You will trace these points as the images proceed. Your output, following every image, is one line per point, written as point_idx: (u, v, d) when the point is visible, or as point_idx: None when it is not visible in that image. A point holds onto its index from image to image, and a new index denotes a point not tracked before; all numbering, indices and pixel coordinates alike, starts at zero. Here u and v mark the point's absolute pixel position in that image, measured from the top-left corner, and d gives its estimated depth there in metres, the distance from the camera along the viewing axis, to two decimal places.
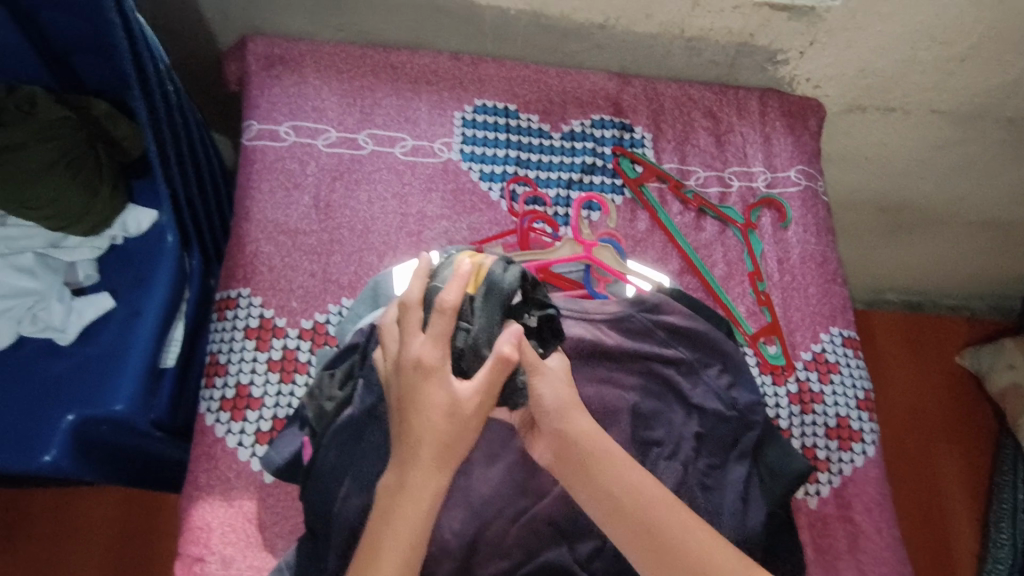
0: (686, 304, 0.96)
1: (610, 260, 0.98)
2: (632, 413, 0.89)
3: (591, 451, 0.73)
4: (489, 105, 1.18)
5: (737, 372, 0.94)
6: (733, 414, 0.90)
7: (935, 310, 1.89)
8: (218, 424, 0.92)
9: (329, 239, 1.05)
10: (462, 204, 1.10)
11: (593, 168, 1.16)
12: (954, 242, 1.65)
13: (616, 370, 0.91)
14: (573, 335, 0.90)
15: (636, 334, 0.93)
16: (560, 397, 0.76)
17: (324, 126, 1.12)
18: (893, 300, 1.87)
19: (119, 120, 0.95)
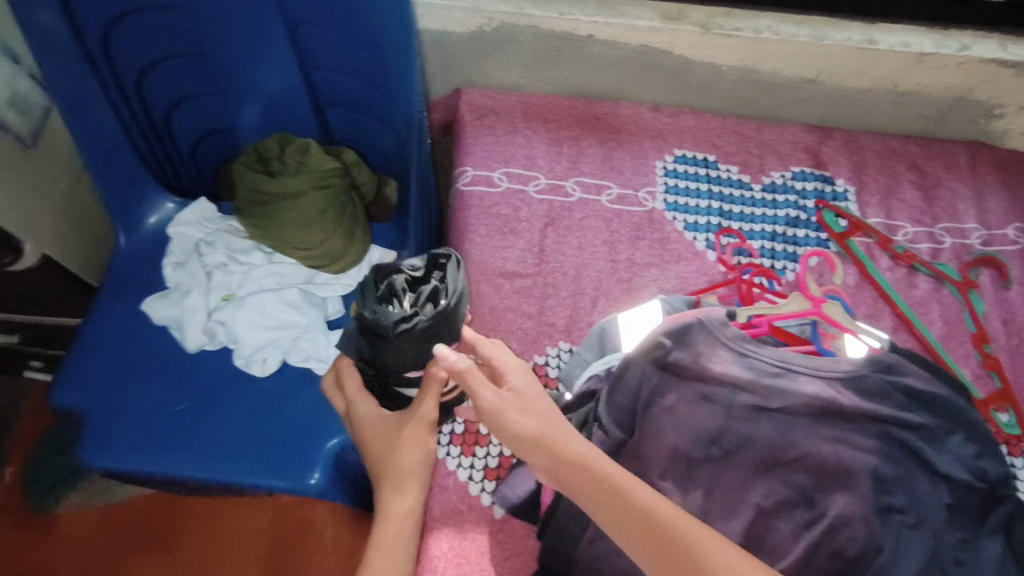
0: (923, 368, 0.91)
1: (840, 315, 0.95)
2: (872, 478, 0.82)
3: (586, 472, 0.70)
4: (689, 155, 1.20)
5: (983, 443, 0.87)
6: (985, 486, 0.84)
7: None
8: (450, 458, 0.97)
9: (543, 282, 1.08)
10: (669, 253, 1.12)
11: (797, 222, 1.14)
12: None
13: (852, 430, 0.85)
14: (808, 392, 0.86)
15: (872, 395, 0.87)
16: (546, 424, 0.74)
17: (534, 173, 1.17)
18: None
19: (363, 167, 1.02)
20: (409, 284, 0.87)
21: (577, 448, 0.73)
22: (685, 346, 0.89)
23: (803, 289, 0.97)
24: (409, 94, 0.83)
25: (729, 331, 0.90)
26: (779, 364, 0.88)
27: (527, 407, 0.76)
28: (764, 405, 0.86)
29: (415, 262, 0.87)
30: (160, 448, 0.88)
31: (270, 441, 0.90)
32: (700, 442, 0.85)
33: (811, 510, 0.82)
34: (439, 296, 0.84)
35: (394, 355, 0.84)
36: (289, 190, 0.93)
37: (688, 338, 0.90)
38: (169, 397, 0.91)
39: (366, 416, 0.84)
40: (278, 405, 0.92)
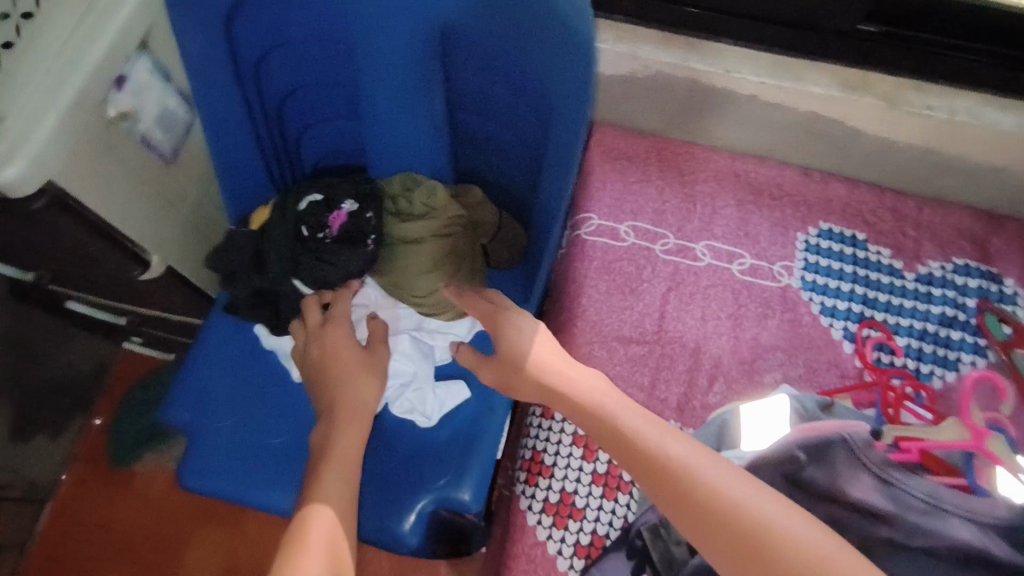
0: None
1: (1003, 453, 0.84)
2: None
3: (662, 463, 0.63)
4: (835, 231, 1.10)
5: None
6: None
7: None
8: (541, 527, 0.93)
9: (659, 352, 1.01)
10: (800, 337, 1.03)
11: (953, 322, 1.04)
12: None
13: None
14: (958, 536, 0.77)
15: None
16: (631, 419, 0.68)
17: (663, 230, 1.10)
18: None
19: (486, 208, 0.95)
20: (337, 216, 0.88)
21: (660, 438, 0.65)
22: (820, 458, 0.83)
23: (963, 414, 0.86)
24: (566, 158, 0.74)
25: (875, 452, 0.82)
26: (924, 492, 0.80)
27: (601, 402, 0.70)
28: (904, 542, 0.78)
29: (345, 204, 0.88)
30: (255, 480, 0.87)
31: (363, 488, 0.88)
32: None
33: None
34: (371, 232, 0.88)
35: (337, 272, 0.88)
36: (404, 235, 0.91)
37: (823, 456, 0.83)
38: (270, 427, 0.90)
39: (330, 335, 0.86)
40: (374, 454, 0.90)
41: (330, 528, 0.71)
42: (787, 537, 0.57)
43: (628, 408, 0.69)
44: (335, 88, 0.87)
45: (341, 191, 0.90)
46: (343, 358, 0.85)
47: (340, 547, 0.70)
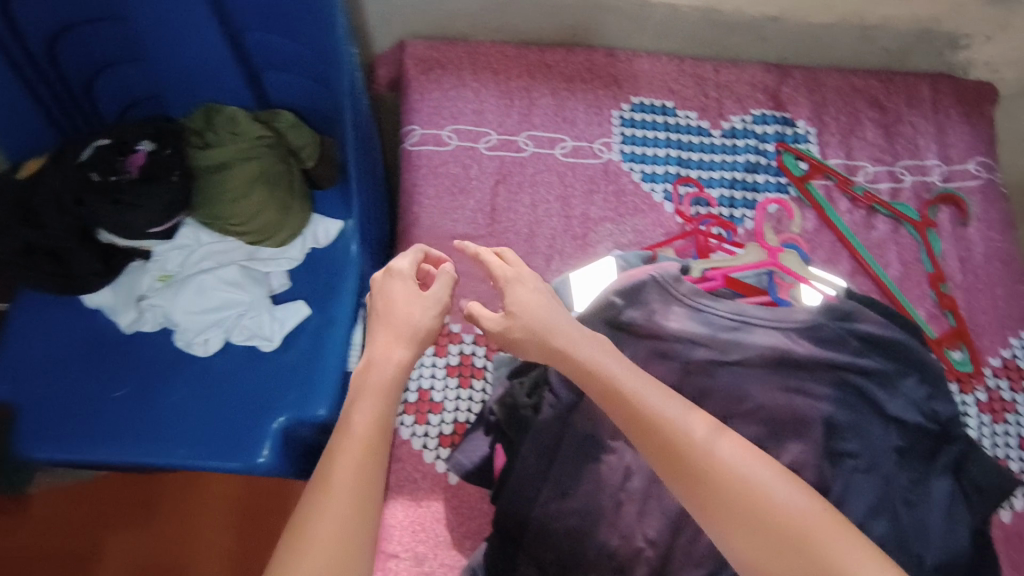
0: (877, 312, 0.93)
1: (795, 265, 0.97)
2: (826, 424, 0.85)
3: (651, 419, 0.66)
4: (646, 103, 1.16)
5: (937, 385, 0.90)
6: (935, 427, 0.87)
7: None
8: (403, 427, 0.96)
9: (495, 243, 1.06)
10: (625, 205, 1.10)
11: (757, 167, 1.12)
12: None
13: (808, 380, 0.88)
14: (764, 344, 0.88)
15: (830, 344, 0.89)
16: (624, 375, 0.69)
17: (485, 129, 1.13)
18: None
19: (302, 130, 0.95)
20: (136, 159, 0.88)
21: (657, 400, 0.67)
22: (640, 304, 0.90)
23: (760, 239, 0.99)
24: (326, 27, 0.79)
25: (686, 285, 0.91)
26: (738, 313, 0.90)
27: (598, 364, 0.71)
28: (722, 358, 0.88)
29: (140, 145, 0.89)
30: (103, 434, 0.85)
31: (218, 422, 0.88)
32: None
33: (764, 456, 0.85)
34: (173, 166, 0.88)
35: (142, 212, 0.85)
36: (209, 163, 0.90)
37: (637, 300, 0.90)
38: (112, 382, 0.89)
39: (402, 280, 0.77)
40: (223, 388, 0.90)
41: (376, 424, 0.63)
42: (778, 504, 0.61)
43: (625, 368, 0.71)
44: (114, 24, 0.86)
45: (133, 134, 0.89)
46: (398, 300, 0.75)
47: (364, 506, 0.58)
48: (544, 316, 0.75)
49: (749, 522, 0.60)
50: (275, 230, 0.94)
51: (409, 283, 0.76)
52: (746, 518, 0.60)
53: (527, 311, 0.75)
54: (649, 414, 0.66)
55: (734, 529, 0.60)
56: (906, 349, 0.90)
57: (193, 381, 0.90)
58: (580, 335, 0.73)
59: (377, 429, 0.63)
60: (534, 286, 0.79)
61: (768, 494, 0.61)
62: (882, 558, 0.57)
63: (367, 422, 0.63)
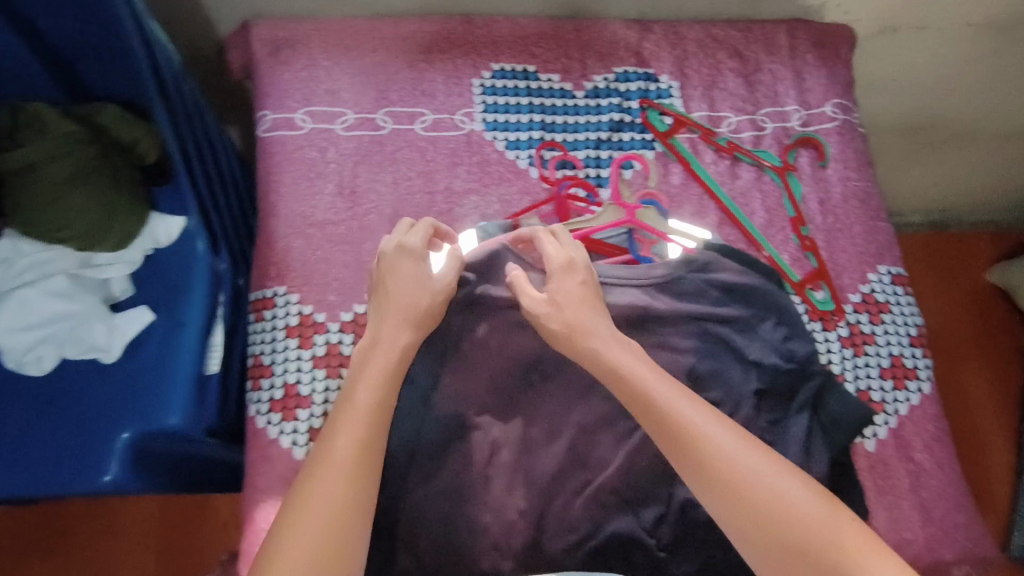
0: (738, 261, 0.93)
1: (654, 220, 0.95)
2: (688, 375, 0.88)
3: (683, 430, 0.72)
4: (507, 69, 1.13)
5: (794, 325, 0.91)
6: (792, 366, 0.89)
7: (958, 228, 1.85)
8: (270, 426, 0.94)
9: (358, 227, 1.03)
10: (490, 175, 1.07)
11: (622, 125, 1.11)
12: (981, 157, 1.64)
13: (668, 333, 0.89)
14: (623, 304, 0.89)
15: (688, 297, 0.90)
16: (658, 388, 0.75)
17: (340, 108, 1.08)
18: (915, 222, 1.84)
19: (131, 124, 0.88)
20: None
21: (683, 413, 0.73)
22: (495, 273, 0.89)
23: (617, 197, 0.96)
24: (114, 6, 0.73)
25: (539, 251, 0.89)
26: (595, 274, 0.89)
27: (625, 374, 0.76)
28: None
29: None
30: None
31: (65, 440, 0.85)
32: (518, 371, 0.89)
33: (630, 420, 0.89)
34: None
35: None
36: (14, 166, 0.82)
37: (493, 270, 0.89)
38: None
39: (390, 267, 0.83)
40: (68, 405, 0.87)
41: (357, 442, 0.72)
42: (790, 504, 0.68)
43: (652, 377, 0.76)
44: None
45: None
46: (403, 282, 0.82)
47: (357, 487, 0.70)
48: (581, 310, 0.81)
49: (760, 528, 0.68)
50: (104, 234, 0.88)
51: (418, 265, 0.83)
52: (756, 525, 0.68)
53: (554, 304, 0.81)
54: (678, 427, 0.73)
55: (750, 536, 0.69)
56: (769, 294, 0.92)
57: (35, 401, 0.87)
58: (606, 334, 0.79)
59: (373, 425, 0.74)
60: (586, 276, 0.83)
61: (785, 499, 0.68)
62: (883, 550, 0.66)
63: (365, 415, 0.74)
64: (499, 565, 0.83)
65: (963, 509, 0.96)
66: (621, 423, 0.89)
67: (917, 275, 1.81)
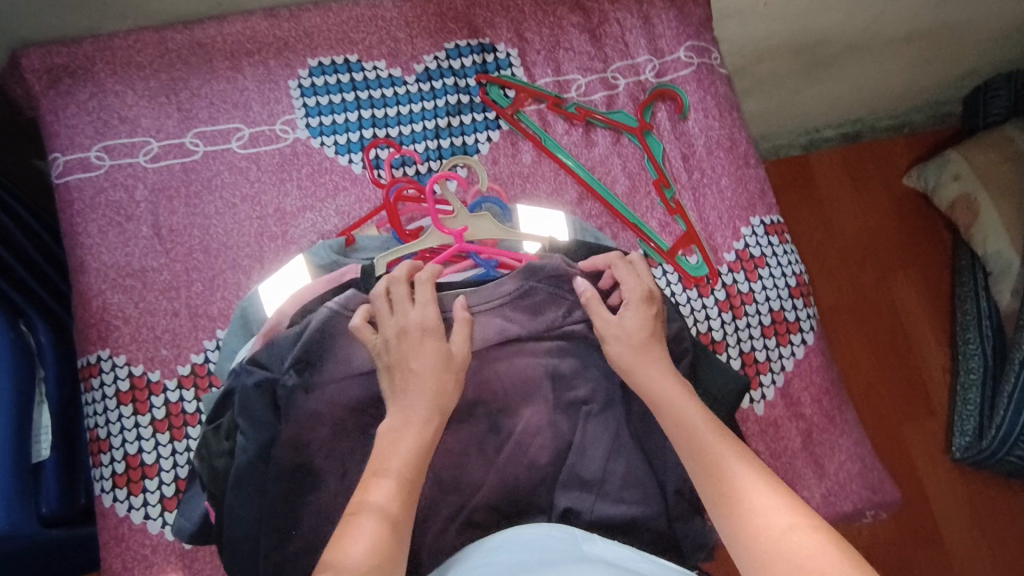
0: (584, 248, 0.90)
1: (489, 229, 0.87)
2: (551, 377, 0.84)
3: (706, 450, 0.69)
4: (326, 63, 1.02)
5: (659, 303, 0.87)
6: None
7: (872, 137, 1.76)
8: (118, 503, 0.85)
9: (182, 269, 0.92)
10: (323, 187, 0.98)
11: (460, 108, 1.02)
12: (880, 66, 1.54)
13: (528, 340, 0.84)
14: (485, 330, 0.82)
15: (544, 307, 0.85)
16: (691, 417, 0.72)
17: (141, 137, 0.96)
18: (831, 138, 1.74)
19: None
20: None
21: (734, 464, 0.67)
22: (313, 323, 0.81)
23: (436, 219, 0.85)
24: None
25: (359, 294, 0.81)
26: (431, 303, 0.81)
27: (684, 417, 0.72)
28: None
29: None
30: None
31: None
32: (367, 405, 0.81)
33: (499, 435, 0.83)
34: None
35: None
36: None
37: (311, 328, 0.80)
38: None
39: (419, 333, 0.75)
40: None
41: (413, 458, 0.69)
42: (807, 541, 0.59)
43: (708, 426, 0.71)
44: None
45: None
46: (428, 359, 0.74)
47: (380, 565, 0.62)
48: (649, 347, 0.79)
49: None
50: None
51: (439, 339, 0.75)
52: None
53: (626, 327, 0.79)
54: (727, 477, 0.67)
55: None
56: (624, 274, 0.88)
57: None
58: (671, 380, 0.76)
59: (413, 466, 0.69)
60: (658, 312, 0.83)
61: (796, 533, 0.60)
62: None
63: (409, 455, 0.69)
64: None
65: (860, 458, 0.92)
66: (490, 442, 0.82)
67: (836, 187, 1.74)
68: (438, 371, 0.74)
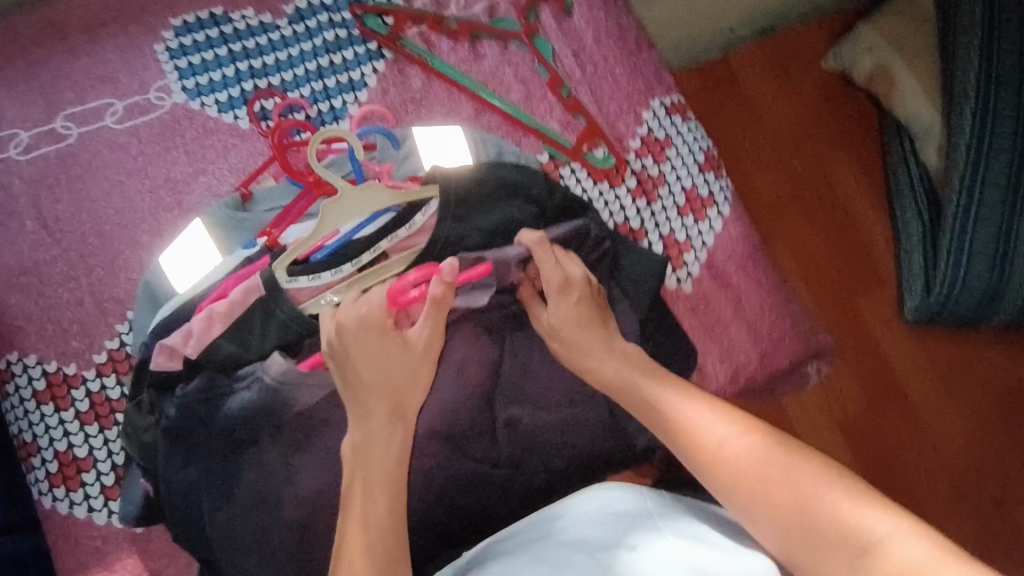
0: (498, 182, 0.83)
1: (380, 192, 0.76)
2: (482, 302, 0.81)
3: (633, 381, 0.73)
4: (190, 21, 0.96)
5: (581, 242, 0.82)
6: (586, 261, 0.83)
7: (787, 27, 1.69)
8: (59, 503, 0.84)
9: (79, 257, 0.89)
10: (210, 148, 0.94)
11: (338, 43, 0.98)
12: None
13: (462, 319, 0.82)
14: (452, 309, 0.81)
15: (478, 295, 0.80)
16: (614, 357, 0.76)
17: (8, 130, 0.91)
18: (747, 36, 1.67)
19: None
20: None
21: (681, 406, 0.70)
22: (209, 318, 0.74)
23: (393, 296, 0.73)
24: None
25: (252, 300, 0.73)
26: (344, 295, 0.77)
27: (607, 353, 0.76)
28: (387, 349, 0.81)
29: None
30: None
31: None
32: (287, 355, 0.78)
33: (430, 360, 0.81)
34: None
35: None
36: None
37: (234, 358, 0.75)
38: None
39: (371, 349, 0.72)
40: None
41: (396, 464, 0.70)
42: (727, 444, 0.65)
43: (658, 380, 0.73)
44: None
45: None
46: (387, 369, 0.73)
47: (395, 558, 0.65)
48: (582, 329, 0.77)
49: (774, 496, 0.60)
50: None
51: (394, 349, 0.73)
52: (765, 505, 0.60)
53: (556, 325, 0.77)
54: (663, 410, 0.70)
55: (757, 517, 0.61)
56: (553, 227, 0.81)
57: None
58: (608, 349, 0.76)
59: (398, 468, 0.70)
60: (581, 293, 0.77)
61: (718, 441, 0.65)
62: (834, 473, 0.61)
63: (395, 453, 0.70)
64: None
65: (789, 313, 0.95)
66: None
67: (759, 80, 1.68)
68: (405, 372, 0.74)
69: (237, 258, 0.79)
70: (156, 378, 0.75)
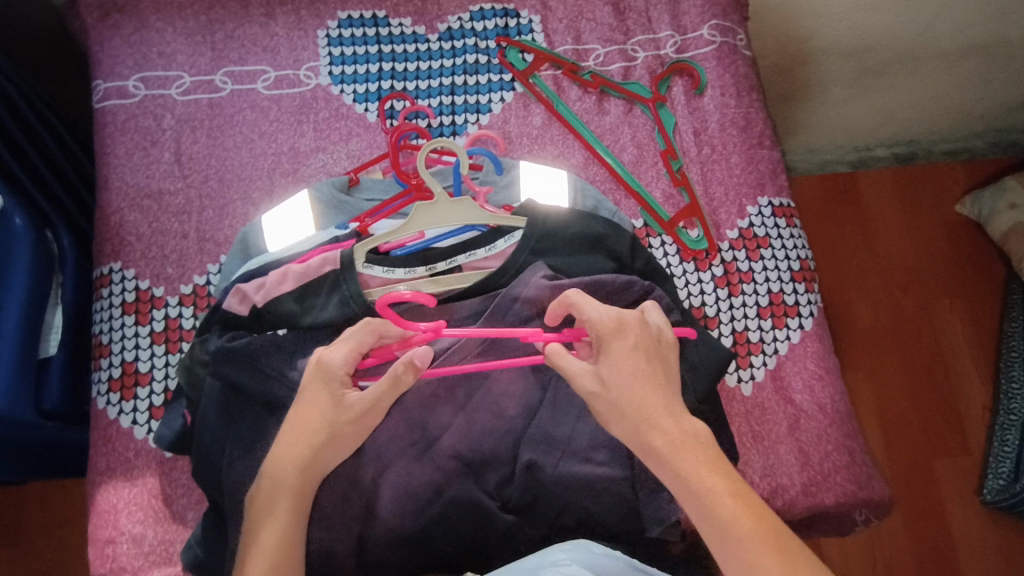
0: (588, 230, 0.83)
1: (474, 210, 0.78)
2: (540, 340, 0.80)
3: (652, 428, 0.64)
4: (354, 17, 1.05)
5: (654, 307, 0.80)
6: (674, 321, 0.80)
7: (927, 160, 1.61)
8: (110, 407, 0.89)
9: (198, 196, 0.98)
10: (336, 131, 1.01)
11: (477, 67, 1.04)
12: (937, 79, 1.41)
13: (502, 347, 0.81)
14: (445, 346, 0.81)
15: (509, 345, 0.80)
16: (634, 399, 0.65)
17: (175, 71, 1.02)
18: (881, 157, 1.60)
19: None
20: None
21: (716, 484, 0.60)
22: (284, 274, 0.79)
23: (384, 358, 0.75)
24: None
25: (327, 270, 0.78)
26: (414, 291, 0.80)
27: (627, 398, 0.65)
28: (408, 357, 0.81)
29: None
30: None
31: None
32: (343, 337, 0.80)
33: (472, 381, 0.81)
34: None
35: None
36: None
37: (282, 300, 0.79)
38: None
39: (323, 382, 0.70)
40: None
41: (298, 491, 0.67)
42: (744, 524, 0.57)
43: (702, 461, 0.62)
44: None
45: None
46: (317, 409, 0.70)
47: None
48: (638, 391, 0.65)
49: None
50: None
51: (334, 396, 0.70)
52: None
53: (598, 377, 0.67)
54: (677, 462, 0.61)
55: None
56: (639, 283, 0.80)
57: None
58: (671, 423, 0.64)
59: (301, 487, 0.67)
60: (637, 338, 0.68)
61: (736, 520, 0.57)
62: None
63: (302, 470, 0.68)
64: (331, 541, 0.75)
65: (850, 450, 0.87)
66: (460, 387, 0.82)
67: (885, 206, 1.61)
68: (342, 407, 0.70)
69: (328, 234, 0.84)
70: (226, 316, 0.80)
